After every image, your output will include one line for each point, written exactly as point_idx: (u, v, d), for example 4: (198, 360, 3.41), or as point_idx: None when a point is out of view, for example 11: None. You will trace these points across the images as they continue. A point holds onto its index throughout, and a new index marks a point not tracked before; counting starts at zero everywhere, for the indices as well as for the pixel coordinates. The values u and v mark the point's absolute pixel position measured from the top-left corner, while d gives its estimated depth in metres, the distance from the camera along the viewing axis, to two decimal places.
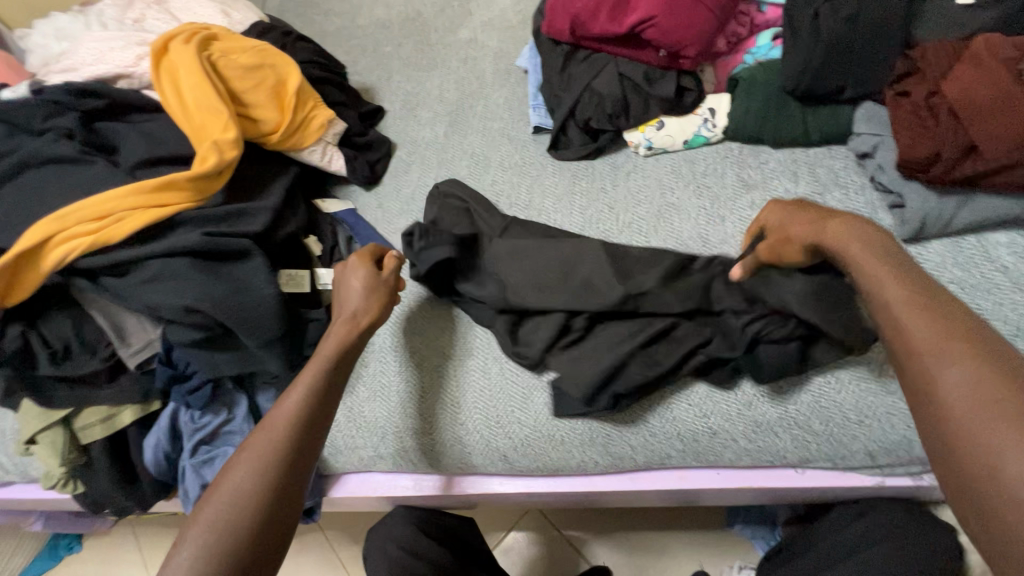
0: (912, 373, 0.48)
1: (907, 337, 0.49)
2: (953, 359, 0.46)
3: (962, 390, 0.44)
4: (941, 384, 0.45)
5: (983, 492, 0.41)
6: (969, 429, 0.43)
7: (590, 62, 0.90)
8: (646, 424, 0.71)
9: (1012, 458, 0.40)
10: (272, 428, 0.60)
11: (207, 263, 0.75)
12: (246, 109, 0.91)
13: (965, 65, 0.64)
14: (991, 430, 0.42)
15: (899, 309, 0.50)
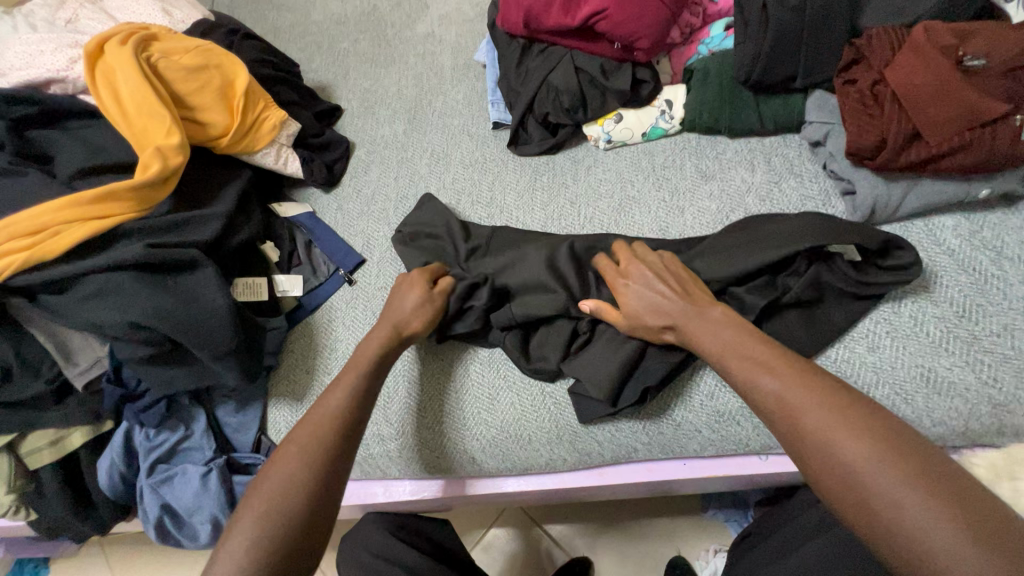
0: (803, 452, 0.50)
1: (793, 412, 0.52)
2: (838, 427, 0.49)
3: (849, 453, 0.48)
4: (832, 452, 0.48)
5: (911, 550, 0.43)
6: (871, 490, 0.46)
7: (546, 55, 0.89)
8: (611, 419, 0.71)
9: (916, 507, 0.44)
10: (315, 423, 0.60)
11: (154, 276, 0.72)
12: (193, 112, 0.87)
13: (908, 52, 0.65)
14: (888, 482, 0.45)
15: (767, 385, 0.54)
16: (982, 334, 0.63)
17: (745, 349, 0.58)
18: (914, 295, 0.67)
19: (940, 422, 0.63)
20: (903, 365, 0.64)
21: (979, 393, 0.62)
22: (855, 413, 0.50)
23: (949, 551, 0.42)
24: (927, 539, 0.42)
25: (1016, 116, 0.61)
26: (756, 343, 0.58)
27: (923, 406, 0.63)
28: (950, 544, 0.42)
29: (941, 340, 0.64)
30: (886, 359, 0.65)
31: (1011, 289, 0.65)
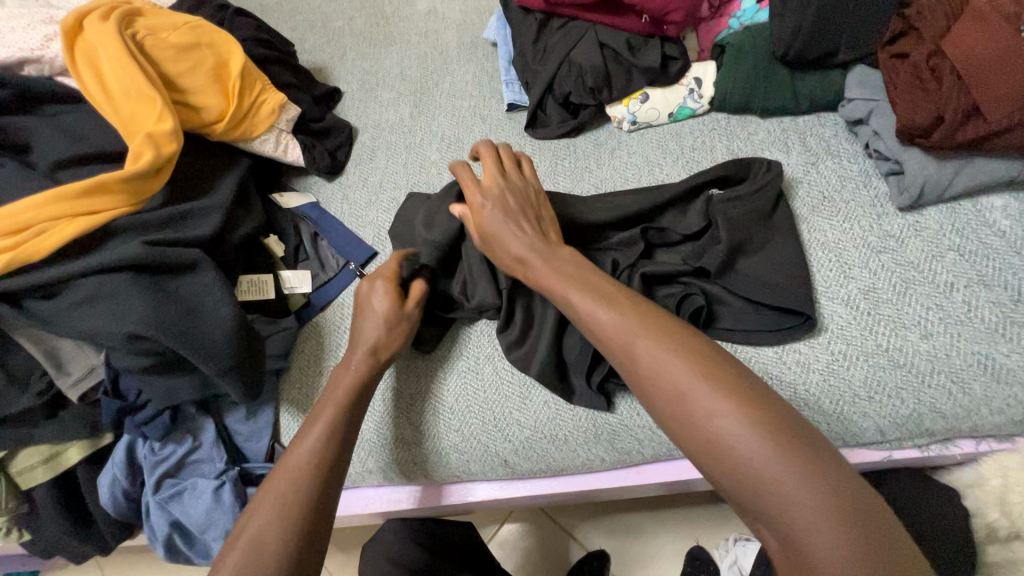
0: (650, 388, 0.50)
1: (635, 346, 0.51)
2: (677, 359, 0.49)
3: (693, 390, 0.47)
4: (677, 388, 0.48)
5: (745, 485, 0.44)
6: (738, 445, 0.44)
7: (567, 32, 0.84)
8: (652, 417, 0.68)
9: (751, 441, 0.44)
10: (291, 469, 0.55)
11: (153, 279, 0.66)
12: (184, 95, 0.80)
13: (966, 23, 0.62)
14: (727, 419, 0.45)
15: (603, 321, 0.54)
16: None
17: (601, 289, 0.57)
18: (966, 279, 0.65)
19: (996, 411, 0.61)
20: (960, 353, 0.62)
21: None
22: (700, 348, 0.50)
23: (783, 484, 0.43)
24: (763, 474, 0.43)
25: None
26: (582, 291, 0.57)
27: (981, 394, 0.61)
28: (779, 477, 0.43)
29: (997, 325, 0.62)
30: (941, 347, 0.62)
31: None
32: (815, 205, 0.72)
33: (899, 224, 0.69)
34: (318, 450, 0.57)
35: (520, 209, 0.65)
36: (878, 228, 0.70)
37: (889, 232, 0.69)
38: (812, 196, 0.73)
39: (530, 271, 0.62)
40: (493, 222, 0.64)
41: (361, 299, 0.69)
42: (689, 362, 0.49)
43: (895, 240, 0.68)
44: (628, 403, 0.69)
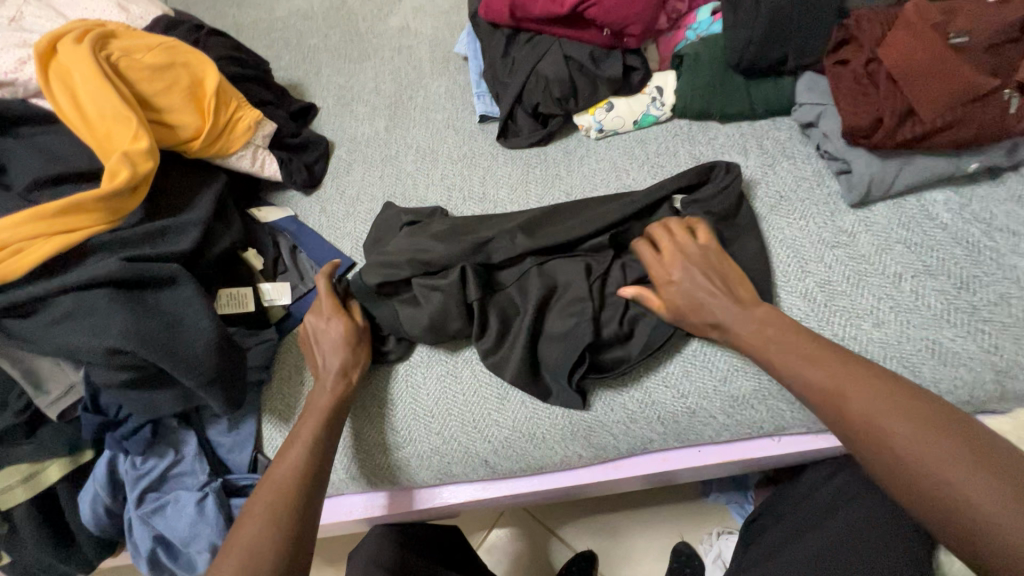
0: (841, 416, 0.54)
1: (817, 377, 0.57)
2: (869, 386, 0.54)
3: (881, 414, 0.52)
4: (869, 413, 0.53)
5: (936, 491, 0.48)
6: (920, 465, 0.49)
7: (533, 45, 0.87)
8: (625, 411, 0.70)
9: (939, 453, 0.49)
10: (279, 480, 0.61)
11: (133, 294, 0.67)
12: (160, 114, 0.81)
13: (900, 32, 0.66)
14: (922, 447, 0.49)
15: (811, 375, 0.57)
16: (981, 304, 0.65)
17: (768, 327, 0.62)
18: (914, 270, 0.69)
19: (946, 392, 0.64)
20: (910, 339, 0.65)
21: (983, 360, 0.63)
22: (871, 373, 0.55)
23: (974, 490, 0.46)
24: (955, 481, 0.47)
25: (1004, 89, 0.63)
26: (780, 351, 0.60)
27: (930, 377, 0.64)
28: (970, 482, 0.47)
29: (943, 312, 0.66)
30: (892, 334, 0.66)
31: (1003, 261, 0.67)
32: (773, 205, 0.76)
33: (850, 220, 0.73)
34: (303, 463, 0.62)
35: (719, 276, 0.66)
36: (831, 224, 0.73)
37: (842, 228, 0.73)
38: (770, 196, 0.77)
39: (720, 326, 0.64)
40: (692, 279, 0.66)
41: (313, 333, 0.74)
42: (877, 390, 0.54)
43: (847, 235, 0.72)
44: (602, 399, 0.71)
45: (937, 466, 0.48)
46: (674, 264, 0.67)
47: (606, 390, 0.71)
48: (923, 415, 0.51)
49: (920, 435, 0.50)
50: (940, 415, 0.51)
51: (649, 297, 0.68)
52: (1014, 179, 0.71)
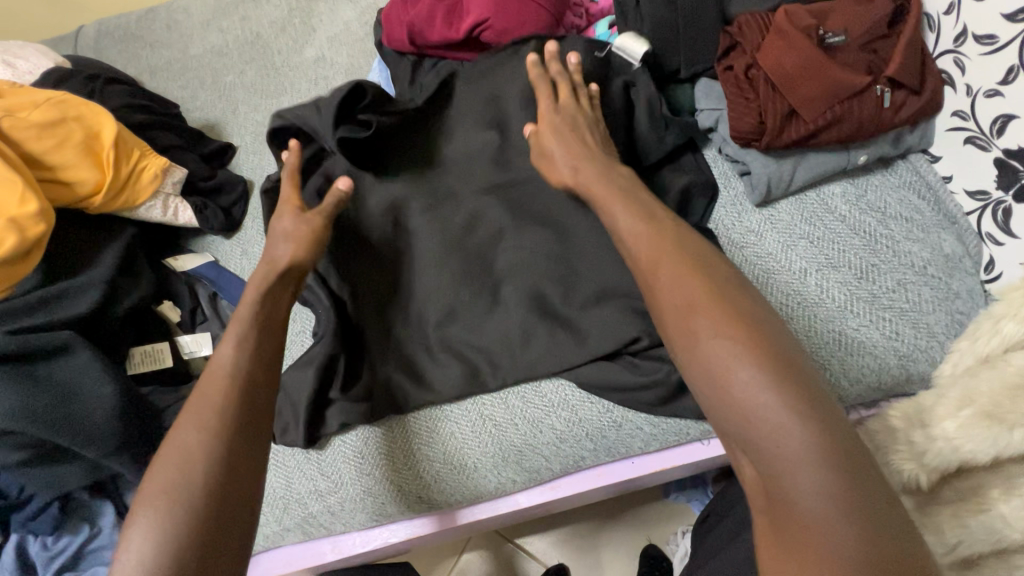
0: (678, 344, 0.46)
1: (716, 348, 0.43)
2: (744, 351, 0.43)
3: (726, 347, 0.43)
4: (732, 374, 0.42)
5: (770, 461, 0.40)
6: (741, 397, 0.41)
7: (438, 70, 0.86)
8: (555, 432, 0.70)
9: (752, 377, 0.41)
10: (208, 403, 0.50)
11: (21, 368, 0.63)
12: (55, 173, 0.78)
13: (774, 38, 0.68)
14: (761, 397, 0.41)
15: (642, 246, 0.52)
16: (879, 292, 0.67)
17: (674, 246, 0.51)
18: (817, 263, 0.70)
19: (856, 382, 0.66)
20: (817, 332, 0.67)
21: (886, 348, 0.65)
22: (723, 290, 0.47)
23: (799, 458, 0.38)
24: (790, 455, 0.39)
25: (877, 85, 0.66)
26: (625, 217, 0.55)
27: (840, 368, 0.66)
28: (796, 445, 0.39)
29: (845, 303, 0.67)
30: (800, 329, 0.67)
31: (899, 247, 0.69)
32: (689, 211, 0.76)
33: (757, 219, 0.74)
34: (234, 379, 0.52)
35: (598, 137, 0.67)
36: (739, 225, 0.74)
37: (749, 228, 0.73)
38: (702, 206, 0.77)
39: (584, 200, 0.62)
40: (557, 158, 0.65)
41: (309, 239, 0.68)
42: (762, 359, 0.42)
43: (754, 235, 0.73)
44: (529, 422, 0.70)
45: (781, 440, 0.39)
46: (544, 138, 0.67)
47: (533, 414, 0.71)
48: (758, 336, 0.43)
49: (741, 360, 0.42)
50: (808, 390, 0.41)
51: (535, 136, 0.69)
52: (904, 167, 0.73)
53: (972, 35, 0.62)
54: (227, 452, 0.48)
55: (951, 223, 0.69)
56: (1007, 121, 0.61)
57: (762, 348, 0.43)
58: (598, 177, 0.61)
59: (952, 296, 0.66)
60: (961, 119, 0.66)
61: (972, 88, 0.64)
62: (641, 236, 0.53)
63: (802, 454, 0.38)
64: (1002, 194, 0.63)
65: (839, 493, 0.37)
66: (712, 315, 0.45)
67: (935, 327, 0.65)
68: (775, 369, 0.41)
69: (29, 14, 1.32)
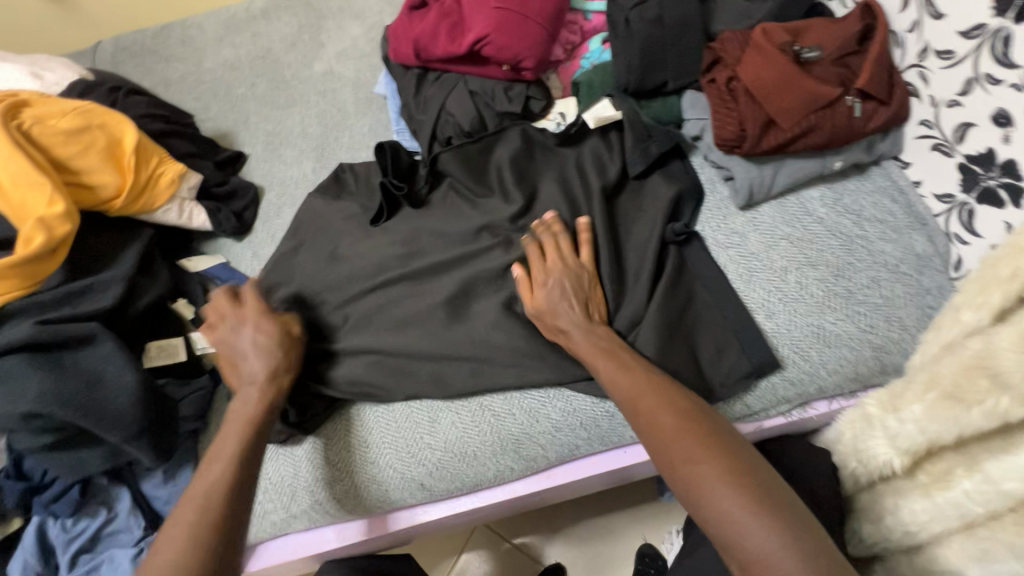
0: (664, 460, 0.56)
1: (693, 463, 0.54)
2: (716, 464, 0.53)
3: (699, 460, 0.54)
4: (707, 485, 0.52)
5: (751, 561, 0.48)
6: (717, 503, 0.51)
7: (441, 83, 0.92)
8: (550, 421, 0.74)
9: (729, 494, 0.51)
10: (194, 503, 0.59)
11: (48, 357, 0.68)
12: (79, 177, 0.83)
13: (753, 53, 0.73)
14: (734, 503, 0.51)
15: (619, 379, 0.63)
16: (855, 288, 0.71)
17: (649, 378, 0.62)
18: (798, 262, 0.74)
19: (832, 372, 0.70)
20: (798, 326, 0.71)
21: (861, 339, 0.70)
22: (696, 415, 0.58)
23: (771, 556, 0.48)
24: (765, 552, 0.48)
25: (848, 96, 0.71)
26: (606, 360, 0.65)
27: (819, 360, 0.70)
28: (769, 543, 0.48)
29: (824, 299, 0.72)
30: (782, 324, 0.72)
31: (873, 248, 0.73)
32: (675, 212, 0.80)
33: (741, 221, 0.78)
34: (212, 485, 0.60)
35: (581, 292, 0.71)
36: (724, 227, 0.79)
37: (734, 230, 0.78)
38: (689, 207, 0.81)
39: (568, 340, 0.69)
40: (548, 300, 0.70)
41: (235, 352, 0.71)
42: (730, 471, 0.53)
43: (738, 235, 0.78)
44: (526, 412, 0.74)
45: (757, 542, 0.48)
46: (539, 281, 0.72)
47: (530, 404, 0.74)
48: (729, 457, 0.54)
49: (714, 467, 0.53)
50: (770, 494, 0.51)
51: (525, 282, 0.73)
52: (878, 173, 0.78)
53: (933, 51, 0.67)
54: (207, 520, 0.57)
55: (922, 224, 0.74)
56: (967, 129, 0.66)
57: (731, 464, 0.53)
58: (584, 334, 0.68)
59: (923, 292, 0.71)
60: (927, 128, 0.71)
61: (934, 99, 0.69)
62: (619, 367, 0.64)
63: (774, 553, 0.48)
64: (966, 196, 0.68)
65: None
66: (687, 433, 0.56)
67: (908, 320, 0.70)
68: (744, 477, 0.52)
69: (49, 30, 1.39)
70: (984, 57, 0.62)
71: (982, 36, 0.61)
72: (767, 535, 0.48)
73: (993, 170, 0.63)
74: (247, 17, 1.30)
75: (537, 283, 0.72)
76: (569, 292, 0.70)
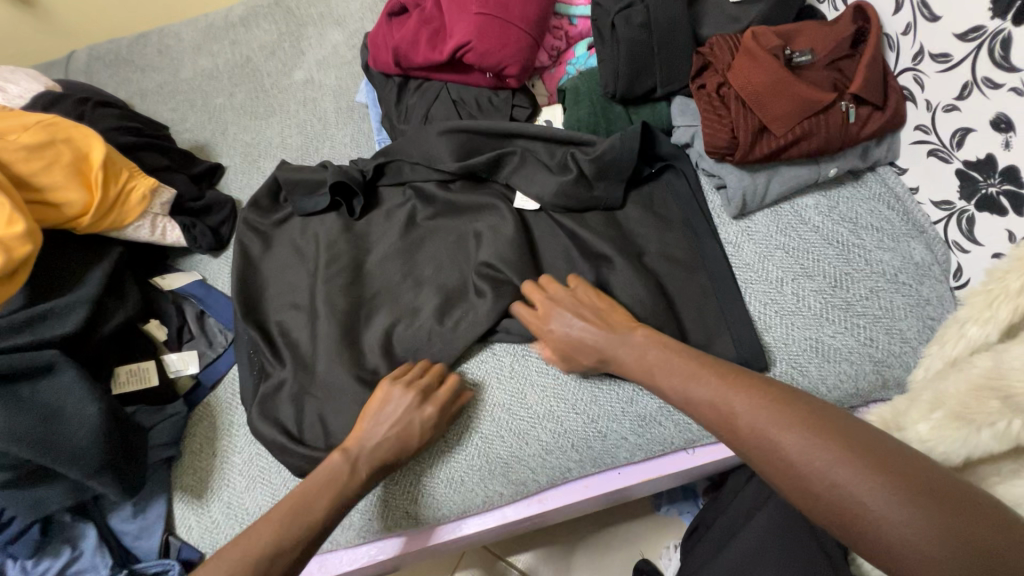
0: (740, 438, 0.49)
1: (775, 442, 0.47)
2: (800, 434, 0.46)
3: (769, 425, 0.47)
4: (801, 457, 0.45)
5: (868, 529, 0.41)
6: (816, 477, 0.44)
7: (423, 92, 0.89)
8: (541, 444, 0.71)
9: (828, 461, 0.44)
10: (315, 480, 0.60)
11: (5, 388, 0.63)
12: (42, 195, 0.79)
13: (744, 58, 0.71)
14: (833, 469, 0.43)
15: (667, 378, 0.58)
16: (854, 299, 0.69)
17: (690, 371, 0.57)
18: (793, 273, 0.72)
19: (833, 388, 0.67)
20: (796, 340, 0.68)
21: (861, 353, 0.67)
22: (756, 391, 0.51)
23: (892, 517, 0.40)
24: (883, 518, 0.40)
25: (842, 102, 0.68)
26: (661, 370, 0.59)
27: (818, 374, 0.68)
28: (886, 508, 0.41)
29: (821, 311, 0.69)
30: (778, 337, 0.69)
31: (870, 257, 0.71)
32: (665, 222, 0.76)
33: (734, 231, 0.76)
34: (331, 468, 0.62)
35: (594, 314, 0.67)
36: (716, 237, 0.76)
37: (726, 240, 0.76)
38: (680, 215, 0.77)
39: (578, 339, 0.66)
40: (556, 327, 0.67)
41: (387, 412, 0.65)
42: (821, 438, 0.45)
43: (731, 245, 0.75)
44: (515, 435, 0.71)
45: (873, 503, 0.41)
46: (549, 304, 0.68)
47: (519, 426, 0.71)
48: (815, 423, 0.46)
49: (790, 427, 0.47)
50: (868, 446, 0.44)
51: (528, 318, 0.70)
52: (873, 179, 0.75)
53: (929, 54, 0.65)
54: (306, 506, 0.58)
55: (920, 232, 0.71)
56: (965, 134, 0.63)
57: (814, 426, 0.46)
58: (604, 339, 0.64)
59: (923, 302, 0.68)
60: (923, 133, 0.69)
61: (931, 103, 0.66)
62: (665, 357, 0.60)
63: (898, 518, 0.40)
64: (965, 203, 0.66)
65: (937, 529, 0.39)
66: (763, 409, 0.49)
67: (908, 333, 0.67)
68: (828, 436, 0.45)
69: (21, 40, 1.34)
70: (982, 60, 0.59)
71: (980, 39, 0.59)
72: (877, 495, 0.41)
73: (994, 176, 0.61)
74: (225, 24, 1.26)
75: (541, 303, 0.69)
76: (581, 312, 0.67)
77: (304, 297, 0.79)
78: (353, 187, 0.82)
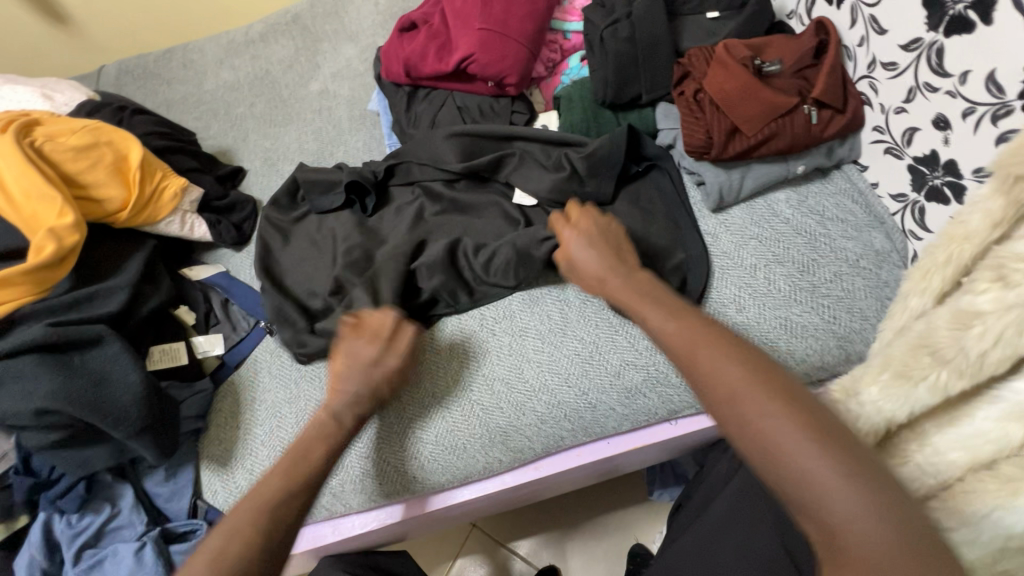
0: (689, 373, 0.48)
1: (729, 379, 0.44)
2: (752, 378, 0.44)
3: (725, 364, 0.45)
4: (747, 401, 0.43)
5: (801, 488, 0.39)
6: (758, 421, 0.42)
7: (431, 99, 0.97)
8: (536, 414, 0.77)
9: (772, 409, 0.42)
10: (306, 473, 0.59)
11: (58, 357, 0.71)
12: (87, 191, 0.87)
13: (718, 67, 0.79)
14: (772, 418, 0.41)
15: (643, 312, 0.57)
16: (820, 282, 0.76)
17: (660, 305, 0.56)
18: (766, 259, 0.79)
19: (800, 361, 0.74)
20: (768, 319, 0.75)
21: (826, 330, 0.74)
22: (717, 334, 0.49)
23: (828, 480, 0.38)
24: (820, 479, 0.38)
25: (805, 105, 0.76)
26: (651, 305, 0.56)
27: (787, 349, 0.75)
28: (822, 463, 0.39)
29: (789, 293, 0.76)
30: (752, 317, 0.76)
31: (835, 245, 0.78)
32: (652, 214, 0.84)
33: (713, 223, 0.83)
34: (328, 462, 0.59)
35: (611, 243, 0.68)
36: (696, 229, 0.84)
37: (706, 231, 0.83)
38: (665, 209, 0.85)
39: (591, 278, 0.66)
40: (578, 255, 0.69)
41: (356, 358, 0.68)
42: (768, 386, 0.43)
43: (710, 236, 0.82)
44: (513, 407, 0.78)
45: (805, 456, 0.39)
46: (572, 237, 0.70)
47: (516, 398, 0.78)
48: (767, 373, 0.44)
49: (742, 373, 0.44)
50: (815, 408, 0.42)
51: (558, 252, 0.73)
52: (839, 176, 0.83)
53: (880, 63, 0.73)
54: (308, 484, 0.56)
55: (880, 223, 0.79)
56: (913, 133, 0.71)
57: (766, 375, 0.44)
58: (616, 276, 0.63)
59: (881, 285, 0.76)
60: (879, 133, 0.77)
61: (884, 106, 0.74)
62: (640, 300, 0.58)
63: (827, 474, 0.38)
64: (916, 195, 0.74)
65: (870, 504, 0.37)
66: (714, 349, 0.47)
67: (867, 311, 0.75)
68: (777, 388, 0.43)
69: (57, 56, 1.45)
70: (923, 68, 0.67)
71: (919, 49, 0.67)
72: (816, 453, 0.39)
73: (938, 169, 0.69)
74: (246, 40, 1.36)
75: (566, 234, 0.71)
76: (596, 243, 0.68)
77: (321, 283, 0.87)
78: (366, 186, 0.90)
